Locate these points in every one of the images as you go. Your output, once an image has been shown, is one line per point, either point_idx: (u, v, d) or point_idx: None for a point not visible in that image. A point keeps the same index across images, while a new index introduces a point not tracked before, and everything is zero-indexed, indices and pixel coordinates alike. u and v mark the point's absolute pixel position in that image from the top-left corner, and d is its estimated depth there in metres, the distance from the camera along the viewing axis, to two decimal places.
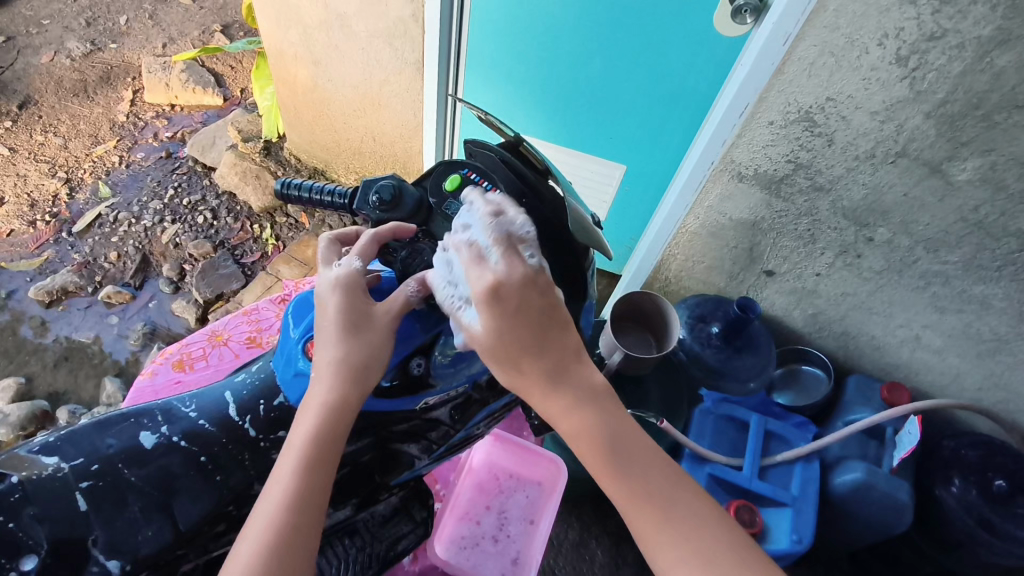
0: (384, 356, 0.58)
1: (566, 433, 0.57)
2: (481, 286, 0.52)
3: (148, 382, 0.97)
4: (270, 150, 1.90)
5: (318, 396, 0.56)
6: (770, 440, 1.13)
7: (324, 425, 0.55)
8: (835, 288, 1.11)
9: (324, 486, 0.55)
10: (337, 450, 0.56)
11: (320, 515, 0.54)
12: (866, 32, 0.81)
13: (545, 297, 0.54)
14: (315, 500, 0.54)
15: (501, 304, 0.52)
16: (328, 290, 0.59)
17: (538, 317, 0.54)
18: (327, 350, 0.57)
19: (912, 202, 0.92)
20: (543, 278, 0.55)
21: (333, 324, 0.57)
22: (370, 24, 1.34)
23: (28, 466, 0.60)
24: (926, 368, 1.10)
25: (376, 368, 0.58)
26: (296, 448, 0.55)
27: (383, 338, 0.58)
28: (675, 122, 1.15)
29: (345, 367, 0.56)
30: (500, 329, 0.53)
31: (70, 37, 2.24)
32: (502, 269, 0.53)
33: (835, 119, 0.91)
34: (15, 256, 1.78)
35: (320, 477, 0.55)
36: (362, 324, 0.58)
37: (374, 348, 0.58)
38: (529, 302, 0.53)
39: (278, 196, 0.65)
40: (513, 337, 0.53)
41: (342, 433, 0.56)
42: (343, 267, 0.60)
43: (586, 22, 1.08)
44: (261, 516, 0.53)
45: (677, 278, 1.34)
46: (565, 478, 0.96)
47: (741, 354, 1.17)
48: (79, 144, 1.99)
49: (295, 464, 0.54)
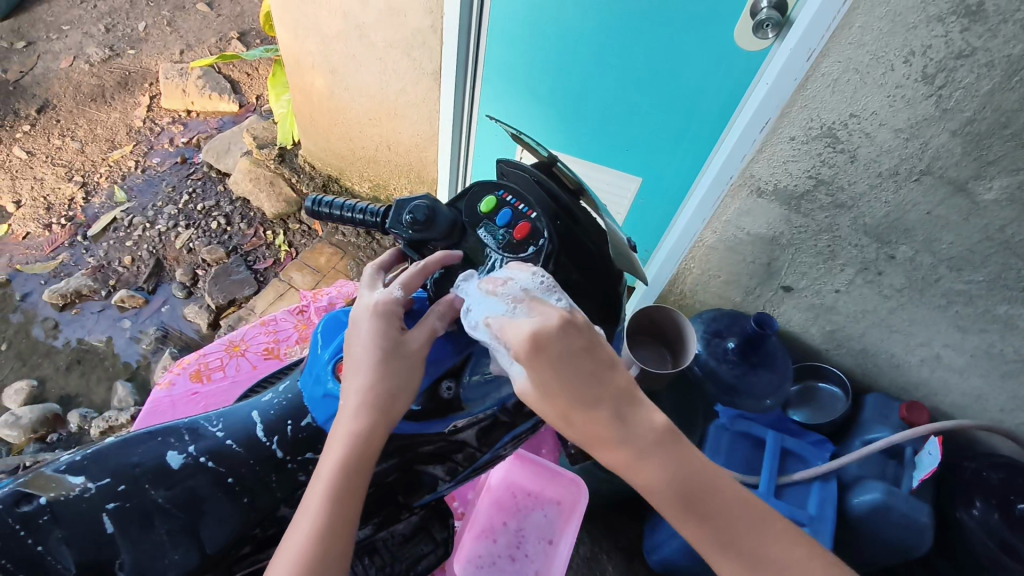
0: (412, 385, 0.59)
1: (639, 478, 0.55)
2: (519, 343, 0.51)
3: (166, 393, 0.97)
4: (284, 157, 1.90)
5: (346, 425, 0.57)
6: (787, 458, 1.11)
7: (352, 454, 0.56)
8: (855, 305, 1.09)
9: (351, 516, 0.55)
10: (365, 477, 0.57)
11: (346, 546, 0.55)
12: (892, 49, 0.80)
13: (585, 340, 0.52)
14: (343, 532, 0.55)
15: (545, 357, 0.51)
16: (363, 317, 0.61)
17: (579, 364, 0.52)
18: (357, 379, 0.57)
19: (935, 220, 0.91)
20: (579, 319, 0.53)
21: (364, 353, 0.58)
22: (388, 34, 1.34)
23: (54, 486, 0.60)
24: (947, 388, 1.08)
25: (404, 397, 0.58)
26: (324, 477, 0.55)
27: (412, 366, 0.59)
28: (693, 136, 1.14)
29: (374, 396, 0.57)
30: (549, 385, 0.52)
31: (89, 43, 2.27)
32: (537, 320, 0.52)
33: (858, 135, 0.90)
34: (30, 259, 1.80)
35: (347, 507, 0.55)
36: (391, 351, 0.58)
37: (403, 377, 0.58)
38: (571, 349, 0.52)
39: (310, 213, 0.67)
40: (562, 389, 0.52)
41: (369, 463, 0.57)
42: (383, 295, 0.62)
43: (606, 35, 1.08)
44: (290, 547, 0.54)
45: (693, 291, 1.34)
46: (585, 500, 0.94)
47: (757, 370, 1.13)
48: (96, 148, 2.00)
49: (323, 496, 0.55)
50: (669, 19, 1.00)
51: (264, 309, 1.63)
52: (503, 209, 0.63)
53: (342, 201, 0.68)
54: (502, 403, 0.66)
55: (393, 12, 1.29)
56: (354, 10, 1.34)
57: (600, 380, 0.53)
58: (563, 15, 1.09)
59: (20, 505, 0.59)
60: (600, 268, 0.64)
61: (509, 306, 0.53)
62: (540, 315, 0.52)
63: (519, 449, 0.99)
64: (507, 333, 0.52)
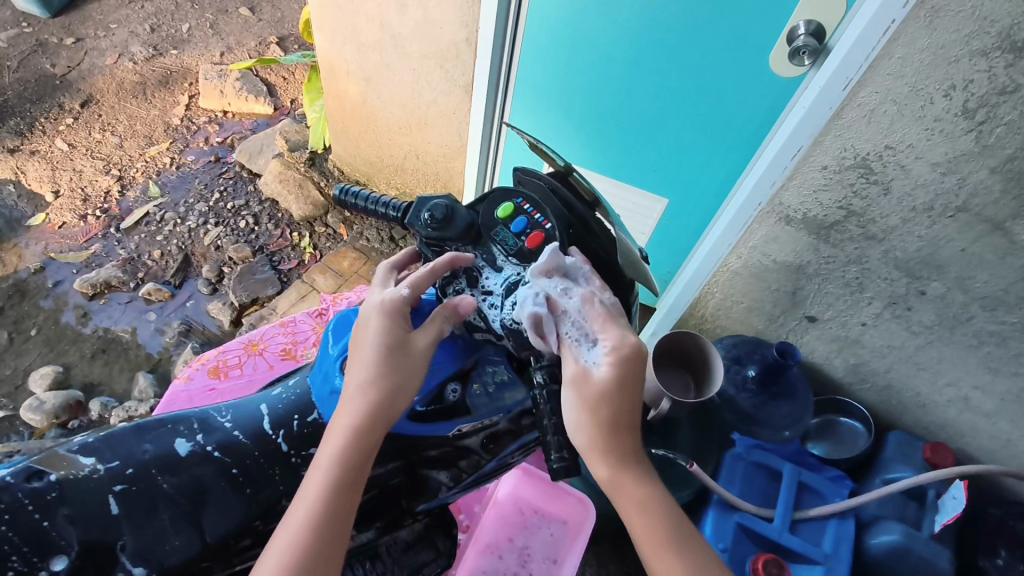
0: (414, 383, 0.59)
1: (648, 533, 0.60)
2: (627, 344, 0.58)
3: (183, 387, 0.99)
4: (314, 161, 1.94)
5: (346, 417, 0.57)
6: (803, 492, 1.08)
7: (351, 448, 0.56)
8: (881, 340, 1.07)
9: (348, 507, 0.55)
10: (363, 471, 0.57)
11: (341, 538, 0.55)
12: (932, 81, 0.79)
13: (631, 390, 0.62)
14: (338, 523, 0.55)
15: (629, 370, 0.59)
16: (373, 312, 0.61)
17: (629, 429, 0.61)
18: (360, 370, 0.58)
19: (970, 258, 0.89)
20: None
21: (369, 349, 0.58)
22: (422, 46, 1.37)
23: (64, 465, 0.61)
24: (974, 431, 1.05)
25: (408, 395, 0.59)
26: (324, 469, 0.56)
27: (415, 365, 0.59)
28: (722, 160, 1.13)
29: (376, 391, 0.57)
30: (623, 382, 0.58)
31: (134, 42, 2.33)
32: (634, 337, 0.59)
33: (893, 167, 0.89)
34: (64, 248, 1.85)
35: (345, 500, 0.55)
36: (396, 349, 0.59)
37: (406, 374, 0.58)
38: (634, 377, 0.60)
39: (336, 202, 0.68)
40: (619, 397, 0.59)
41: (368, 456, 0.57)
42: (391, 293, 0.62)
43: (637, 55, 1.07)
44: (284, 534, 0.54)
45: (714, 316, 1.32)
46: (593, 519, 0.93)
47: (776, 400, 1.11)
48: (134, 144, 2.05)
49: (322, 483, 0.55)
50: (702, 42, 1.00)
51: (285, 310, 1.65)
52: (521, 217, 0.63)
53: (368, 193, 0.68)
54: (507, 411, 0.66)
55: (429, 23, 1.31)
56: (391, 19, 1.36)
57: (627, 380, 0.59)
58: (596, 33, 1.09)
59: (30, 481, 0.60)
60: (612, 283, 0.64)
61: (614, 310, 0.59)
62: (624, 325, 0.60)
63: (526, 463, 0.99)
64: (610, 331, 0.58)
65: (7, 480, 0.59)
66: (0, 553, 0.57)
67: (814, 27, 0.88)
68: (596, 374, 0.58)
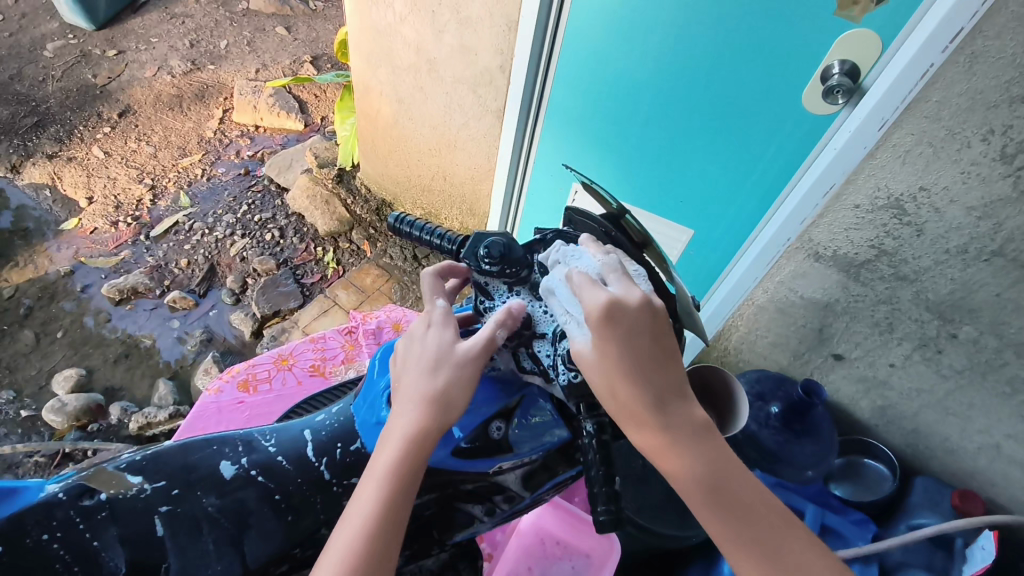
0: (471, 392, 0.57)
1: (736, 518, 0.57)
2: (597, 308, 0.53)
3: (213, 398, 0.99)
4: (342, 177, 1.98)
5: (399, 427, 0.56)
6: (826, 535, 1.05)
7: (405, 457, 0.55)
8: (909, 382, 1.05)
9: (401, 518, 0.55)
10: (416, 479, 0.56)
11: (397, 542, 0.54)
12: (970, 126, 0.80)
13: (657, 338, 0.54)
14: (392, 534, 0.54)
15: (616, 330, 0.52)
16: (422, 327, 0.61)
17: (648, 347, 0.54)
18: (415, 382, 0.57)
19: (1005, 303, 0.88)
20: (659, 310, 0.55)
21: (422, 362, 0.58)
22: (456, 71, 1.40)
23: (114, 483, 0.62)
24: (1007, 481, 1.02)
25: (465, 391, 0.57)
26: (379, 477, 0.55)
27: (471, 373, 0.57)
28: (750, 195, 1.12)
29: (432, 400, 0.56)
30: (609, 354, 0.53)
31: (173, 56, 2.41)
32: (620, 294, 0.54)
33: (927, 210, 0.89)
34: (95, 253, 1.89)
35: (400, 509, 0.54)
36: (444, 352, 0.58)
37: (460, 384, 0.57)
38: (642, 331, 0.53)
39: (391, 229, 0.67)
40: (618, 362, 0.53)
41: (422, 464, 0.56)
42: (432, 309, 0.62)
43: (668, 90, 1.09)
44: (342, 537, 0.53)
45: (737, 350, 1.31)
46: (616, 554, 0.90)
47: (801, 439, 1.08)
48: (167, 154, 2.10)
49: (377, 492, 0.54)
50: (736, 75, 1.00)
51: (307, 325, 1.66)
52: None
53: (424, 221, 0.67)
54: (547, 450, 0.64)
55: (465, 49, 1.34)
56: (427, 45, 1.40)
57: (665, 367, 0.55)
58: (629, 66, 1.11)
59: (82, 498, 0.61)
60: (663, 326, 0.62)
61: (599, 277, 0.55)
62: (623, 290, 0.54)
63: (555, 496, 0.98)
64: (587, 295, 0.54)
65: (59, 496, 0.61)
66: (53, 569, 0.58)
67: (848, 66, 0.88)
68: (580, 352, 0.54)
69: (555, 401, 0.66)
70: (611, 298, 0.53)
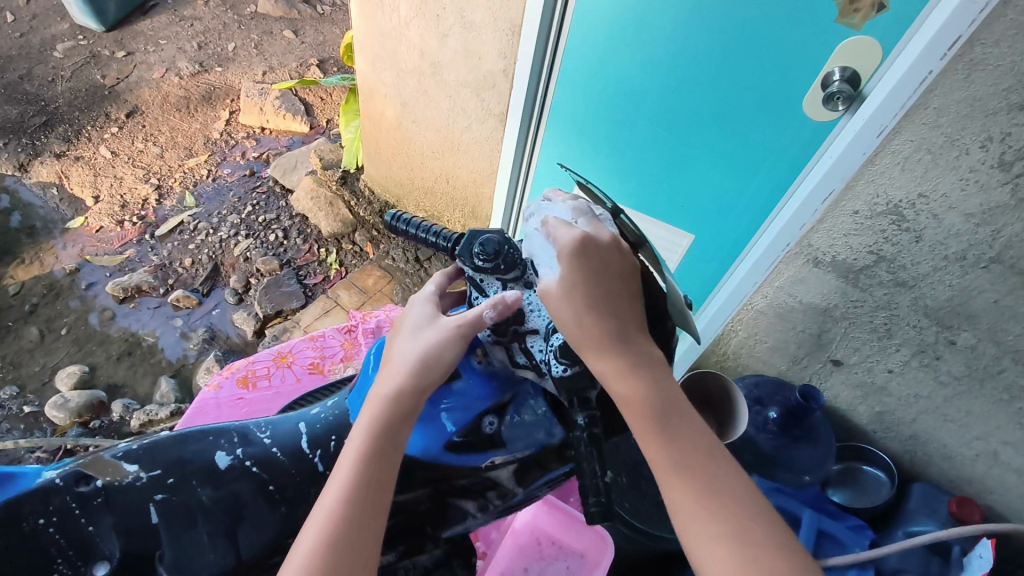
0: (449, 354, 0.59)
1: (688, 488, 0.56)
2: (568, 242, 0.57)
3: (212, 394, 1.01)
4: (346, 179, 1.99)
5: (377, 392, 0.58)
6: (823, 541, 1.04)
7: (381, 417, 0.57)
8: (907, 389, 1.05)
9: (381, 480, 0.55)
10: (395, 439, 0.57)
11: (378, 503, 0.55)
12: (969, 132, 0.81)
13: (622, 271, 0.58)
14: (372, 493, 0.55)
15: (584, 259, 0.56)
16: (408, 312, 0.65)
17: (614, 282, 0.57)
18: (397, 352, 0.60)
19: (1003, 310, 0.88)
20: (624, 248, 0.59)
21: (406, 336, 0.61)
22: (460, 74, 1.41)
23: (110, 471, 0.63)
24: (1004, 489, 1.02)
25: (444, 353, 0.59)
26: (357, 438, 0.56)
27: (447, 338, 0.59)
28: (750, 203, 1.13)
29: (409, 364, 0.59)
30: (577, 282, 0.56)
31: (181, 58, 2.43)
32: (589, 232, 0.58)
33: (926, 216, 0.89)
34: (100, 251, 1.90)
35: (378, 469, 0.55)
36: (426, 326, 0.61)
37: (437, 348, 0.59)
38: (610, 263, 0.57)
39: (388, 227, 0.69)
40: (585, 290, 0.56)
41: (401, 425, 0.57)
42: (422, 297, 0.66)
43: (670, 96, 1.10)
44: (324, 503, 0.54)
45: (736, 354, 1.31)
46: (609, 556, 0.92)
47: (798, 445, 1.08)
48: (173, 155, 2.12)
49: (354, 453, 0.56)
50: (737, 79, 1.01)
51: (309, 324, 1.67)
52: None
53: (420, 219, 0.68)
54: (541, 445, 0.65)
55: (468, 53, 1.35)
56: (431, 48, 1.41)
57: (626, 297, 0.58)
58: (629, 71, 1.12)
59: (79, 485, 0.62)
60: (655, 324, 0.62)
61: (569, 217, 0.60)
62: (593, 228, 0.59)
63: (549, 495, 0.99)
64: (559, 232, 0.58)
65: (57, 483, 0.61)
66: (47, 555, 0.59)
67: (849, 73, 0.89)
68: (549, 286, 0.57)
69: (549, 400, 0.66)
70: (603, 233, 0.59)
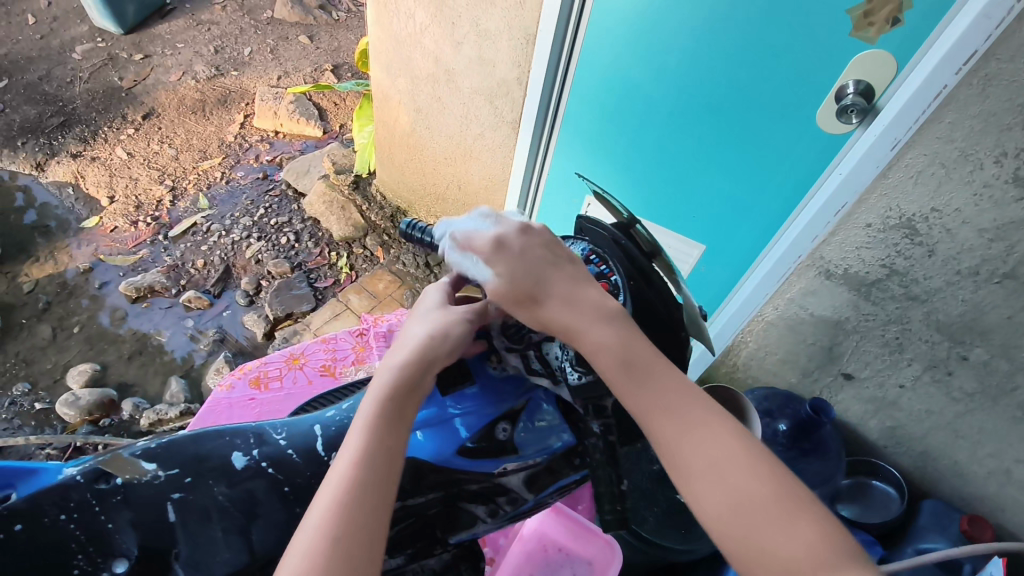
0: (455, 332, 0.60)
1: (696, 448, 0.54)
2: (485, 241, 0.58)
3: (224, 394, 1.01)
4: (358, 184, 2.02)
5: (386, 365, 0.59)
6: None
7: (391, 386, 0.57)
8: (919, 404, 1.05)
9: (393, 447, 0.55)
10: (404, 407, 0.57)
11: (391, 470, 0.54)
12: (983, 147, 0.81)
13: (548, 249, 0.58)
14: (383, 458, 0.54)
15: (506, 253, 0.57)
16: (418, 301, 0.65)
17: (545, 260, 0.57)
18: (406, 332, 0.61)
19: (1017, 326, 0.88)
20: (542, 231, 0.59)
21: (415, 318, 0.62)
22: (474, 82, 1.42)
23: (129, 469, 0.63)
24: (1017, 507, 1.01)
25: (452, 330, 0.60)
26: (366, 407, 0.56)
27: (455, 319, 0.61)
28: (762, 216, 1.12)
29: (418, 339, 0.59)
30: (507, 271, 0.56)
31: (198, 61, 2.46)
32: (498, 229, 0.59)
33: (939, 230, 0.89)
34: (114, 251, 1.92)
35: (390, 435, 0.55)
36: (435, 310, 0.62)
37: (445, 326, 0.60)
38: (531, 248, 0.57)
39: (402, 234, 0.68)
40: (518, 277, 0.56)
41: (411, 395, 0.57)
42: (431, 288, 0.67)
43: (682, 105, 1.10)
44: (333, 475, 0.53)
45: (745, 366, 1.30)
46: (618, 562, 0.90)
47: (808, 457, 1.07)
48: (188, 157, 2.15)
49: (364, 421, 0.55)
50: (750, 90, 1.01)
51: (319, 327, 1.69)
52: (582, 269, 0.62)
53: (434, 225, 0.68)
54: (551, 453, 0.66)
55: (483, 61, 1.37)
56: (446, 56, 1.43)
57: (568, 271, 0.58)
58: (641, 80, 1.13)
59: (98, 482, 0.62)
60: (667, 333, 0.61)
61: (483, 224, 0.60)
62: (501, 224, 0.59)
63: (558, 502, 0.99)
64: (474, 236, 0.59)
65: (76, 479, 0.61)
66: (68, 550, 0.61)
67: (862, 87, 0.89)
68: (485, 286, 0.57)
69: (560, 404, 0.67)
70: (492, 237, 0.58)
